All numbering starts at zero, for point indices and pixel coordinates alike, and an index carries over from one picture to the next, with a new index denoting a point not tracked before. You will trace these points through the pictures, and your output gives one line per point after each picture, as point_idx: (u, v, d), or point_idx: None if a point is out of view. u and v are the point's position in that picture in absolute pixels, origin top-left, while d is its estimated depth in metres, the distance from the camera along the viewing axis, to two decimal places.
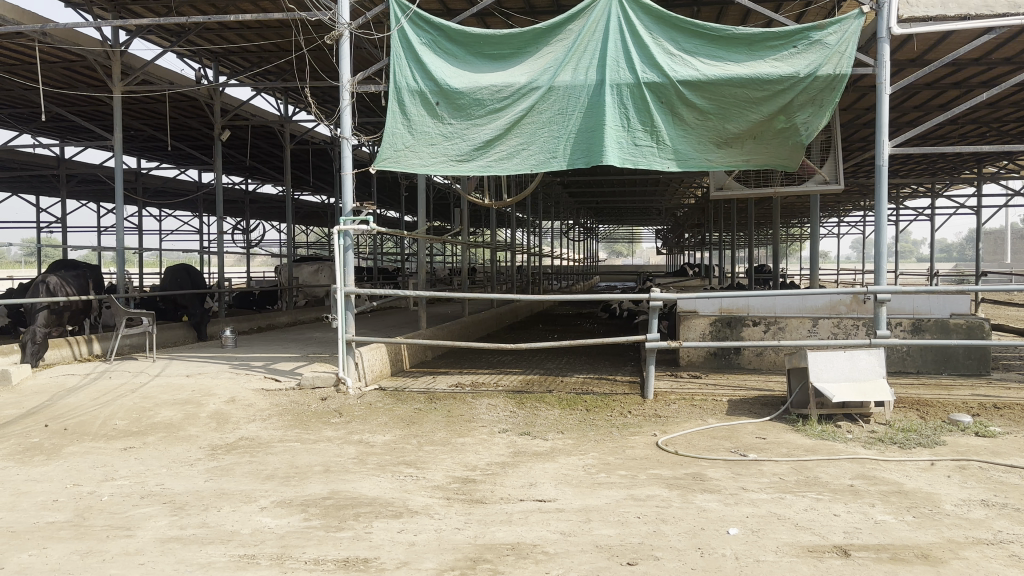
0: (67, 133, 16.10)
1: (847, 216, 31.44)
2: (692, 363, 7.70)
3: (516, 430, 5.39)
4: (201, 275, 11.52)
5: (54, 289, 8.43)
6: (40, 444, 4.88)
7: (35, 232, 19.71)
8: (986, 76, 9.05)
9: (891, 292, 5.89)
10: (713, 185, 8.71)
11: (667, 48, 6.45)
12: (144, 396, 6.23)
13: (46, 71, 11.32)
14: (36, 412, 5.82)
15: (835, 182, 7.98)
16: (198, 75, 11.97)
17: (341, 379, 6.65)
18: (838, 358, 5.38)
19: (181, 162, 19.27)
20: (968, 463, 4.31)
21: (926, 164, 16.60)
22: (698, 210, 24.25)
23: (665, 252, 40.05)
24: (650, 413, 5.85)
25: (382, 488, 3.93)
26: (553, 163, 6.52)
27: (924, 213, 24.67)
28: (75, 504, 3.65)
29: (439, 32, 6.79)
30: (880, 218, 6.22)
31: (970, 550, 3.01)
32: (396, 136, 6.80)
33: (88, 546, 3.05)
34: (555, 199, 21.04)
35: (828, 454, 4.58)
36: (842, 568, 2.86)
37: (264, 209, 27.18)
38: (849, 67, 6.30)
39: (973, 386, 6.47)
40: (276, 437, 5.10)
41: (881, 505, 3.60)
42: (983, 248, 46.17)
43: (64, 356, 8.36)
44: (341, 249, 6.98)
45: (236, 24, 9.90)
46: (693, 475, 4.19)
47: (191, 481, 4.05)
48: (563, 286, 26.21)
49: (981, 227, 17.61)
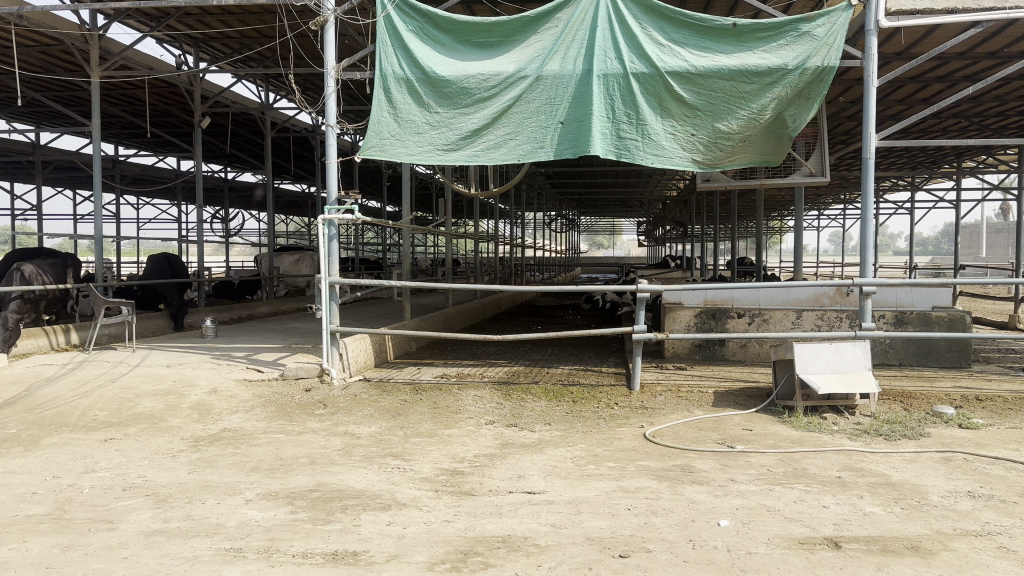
0: (42, 119, 15.71)
1: (827, 209, 31.79)
2: (676, 355, 7.72)
3: (503, 421, 5.36)
4: (184, 265, 11.25)
5: (30, 277, 8.19)
6: (16, 435, 4.75)
7: (8, 219, 19.18)
8: (970, 71, 9.14)
9: (877, 284, 5.89)
10: (699, 177, 8.75)
11: (656, 37, 6.41)
12: (125, 387, 6.10)
13: (21, 54, 11.01)
14: (13, 402, 5.67)
15: (820, 174, 8.04)
16: (178, 61, 11.76)
17: (324, 370, 6.56)
18: (824, 350, 5.42)
19: (160, 150, 18.95)
20: (953, 455, 4.36)
21: (907, 157, 16.78)
22: (681, 203, 24.39)
23: (647, 242, 40.33)
24: (637, 404, 5.86)
25: (369, 480, 3.87)
26: (540, 153, 6.44)
27: (903, 208, 25.00)
28: (54, 496, 3.55)
29: (425, 19, 6.69)
30: (865, 211, 6.27)
31: (960, 542, 3.03)
32: (382, 125, 6.70)
33: (69, 540, 2.96)
34: (538, 189, 20.96)
35: (814, 446, 4.61)
36: (834, 561, 2.86)
37: (245, 198, 26.80)
38: (836, 59, 6.31)
39: (955, 378, 6.57)
40: (260, 428, 5.02)
41: (869, 497, 3.62)
42: (958, 241, 46.95)
43: (41, 346, 8.12)
44: (325, 238, 6.86)
45: (217, 10, 9.72)
46: (681, 466, 4.20)
47: (173, 473, 3.96)
48: (547, 278, 26.25)
49: (959, 221, 17.84)
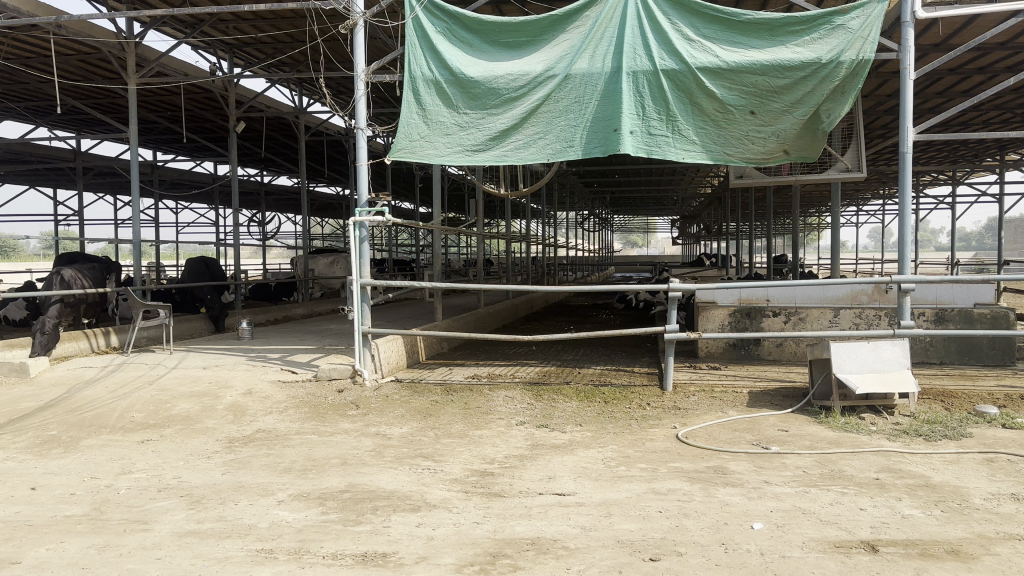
0: (83, 125, 16.22)
1: (865, 206, 31.09)
2: (710, 355, 7.61)
3: (534, 422, 5.34)
4: (221, 267, 11.39)
5: (70, 281, 8.46)
6: (58, 437, 4.90)
7: (52, 225, 19.83)
8: (1012, 60, 8.87)
9: (916, 281, 5.68)
10: (732, 173, 8.56)
11: (686, 33, 6.32)
12: (162, 389, 6.25)
13: (62, 63, 11.41)
14: (54, 404, 5.86)
15: (857, 170, 7.77)
16: (213, 67, 11.99)
17: (357, 371, 6.63)
18: (861, 349, 5.29)
19: (196, 154, 19.44)
20: (996, 456, 4.20)
21: (947, 151, 16.35)
22: (715, 199, 24.11)
23: (681, 241, 39.88)
24: (669, 405, 5.77)
25: (399, 481, 3.89)
26: (570, 152, 6.40)
27: (944, 202, 24.23)
28: (93, 497, 3.66)
29: (454, 20, 6.72)
30: (903, 207, 6.07)
31: (1002, 546, 2.92)
32: (411, 126, 6.74)
33: (105, 540, 3.05)
34: (569, 188, 20.90)
35: (851, 447, 4.48)
36: (871, 565, 2.78)
37: (280, 202, 27.30)
38: (871, 52, 6.16)
39: (999, 377, 6.33)
40: (293, 429, 5.09)
41: (908, 499, 3.51)
42: (1006, 236, 45.21)
43: (81, 348, 8.41)
44: (357, 240, 6.89)
45: (251, 15, 9.96)
46: (714, 468, 4.12)
47: (207, 474, 4.04)
48: (579, 277, 26.10)
49: (1004, 215, 17.20)
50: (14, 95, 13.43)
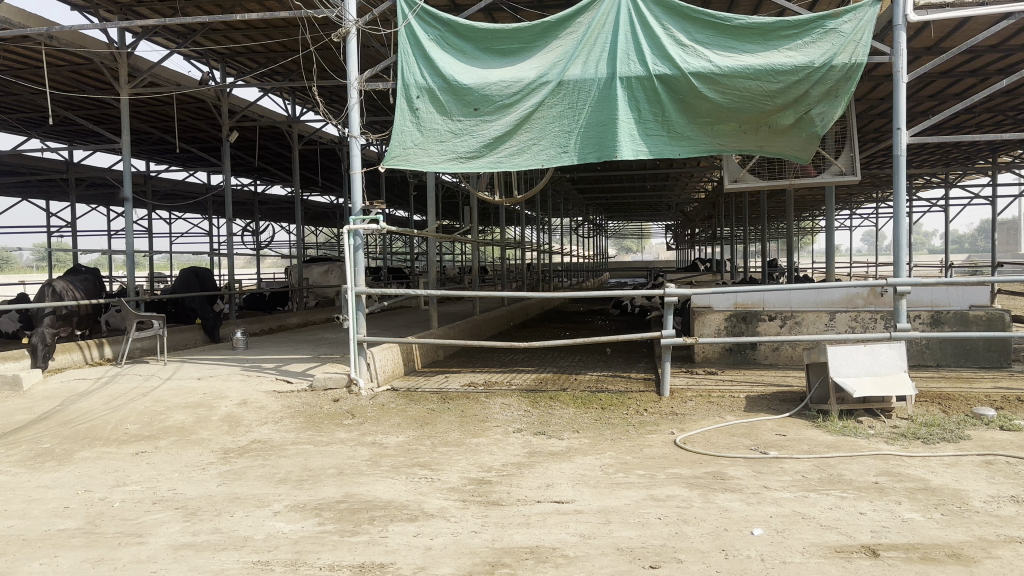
0: (75, 136, 16.17)
1: (860, 209, 31.16)
2: (707, 360, 7.59)
3: (531, 429, 5.31)
4: (213, 278, 11.37)
5: (63, 292, 8.41)
6: (51, 450, 4.85)
7: (45, 237, 19.69)
8: (1002, 63, 8.94)
9: (912, 283, 5.66)
10: (726, 178, 8.54)
11: (679, 38, 6.32)
12: (156, 400, 6.19)
13: (53, 74, 11.39)
14: (46, 417, 5.79)
15: (851, 173, 7.86)
16: (205, 76, 11.97)
17: (353, 380, 6.58)
18: (857, 352, 5.27)
19: (190, 164, 19.38)
20: (995, 458, 4.19)
21: (939, 154, 16.42)
22: (709, 204, 24.19)
23: (676, 247, 39.99)
24: (666, 411, 5.75)
25: (397, 490, 3.86)
26: (565, 158, 6.43)
27: (938, 205, 24.31)
28: (86, 510, 3.61)
29: (446, 27, 6.72)
30: (897, 211, 6.10)
31: (1004, 549, 2.91)
32: (405, 134, 6.74)
33: (99, 554, 3.00)
34: (564, 194, 20.89)
35: (850, 451, 4.46)
36: (873, 569, 2.76)
37: (274, 211, 27.26)
38: (864, 55, 6.17)
39: (995, 379, 6.34)
40: (289, 439, 5.06)
41: (907, 502, 3.50)
42: (999, 239, 45.38)
43: (75, 360, 8.33)
44: (352, 248, 6.87)
45: (243, 24, 9.96)
46: (713, 474, 4.09)
47: (203, 486, 4.00)
48: (575, 283, 26.10)
49: (997, 217, 17.22)
50: (6, 107, 13.39)
